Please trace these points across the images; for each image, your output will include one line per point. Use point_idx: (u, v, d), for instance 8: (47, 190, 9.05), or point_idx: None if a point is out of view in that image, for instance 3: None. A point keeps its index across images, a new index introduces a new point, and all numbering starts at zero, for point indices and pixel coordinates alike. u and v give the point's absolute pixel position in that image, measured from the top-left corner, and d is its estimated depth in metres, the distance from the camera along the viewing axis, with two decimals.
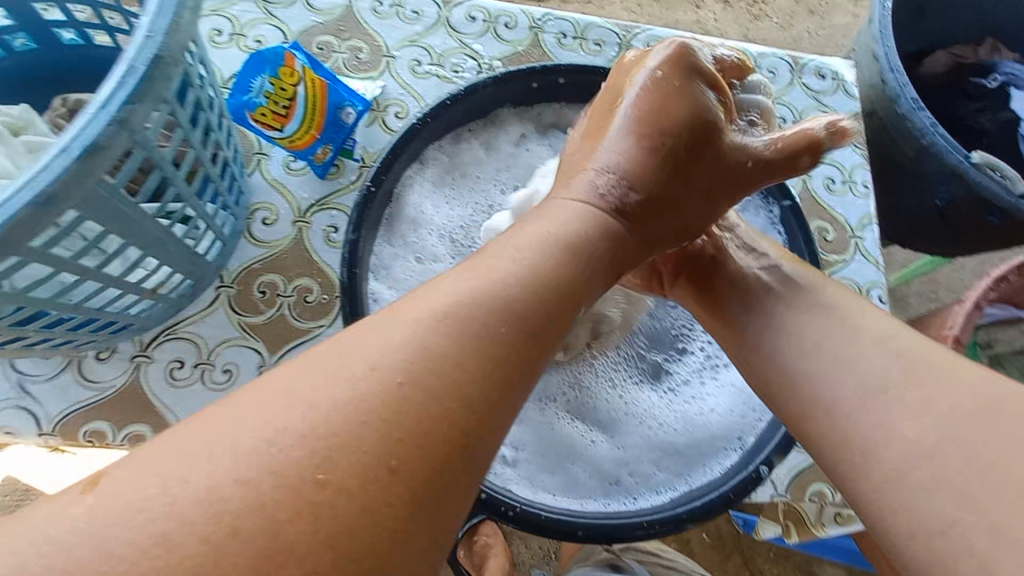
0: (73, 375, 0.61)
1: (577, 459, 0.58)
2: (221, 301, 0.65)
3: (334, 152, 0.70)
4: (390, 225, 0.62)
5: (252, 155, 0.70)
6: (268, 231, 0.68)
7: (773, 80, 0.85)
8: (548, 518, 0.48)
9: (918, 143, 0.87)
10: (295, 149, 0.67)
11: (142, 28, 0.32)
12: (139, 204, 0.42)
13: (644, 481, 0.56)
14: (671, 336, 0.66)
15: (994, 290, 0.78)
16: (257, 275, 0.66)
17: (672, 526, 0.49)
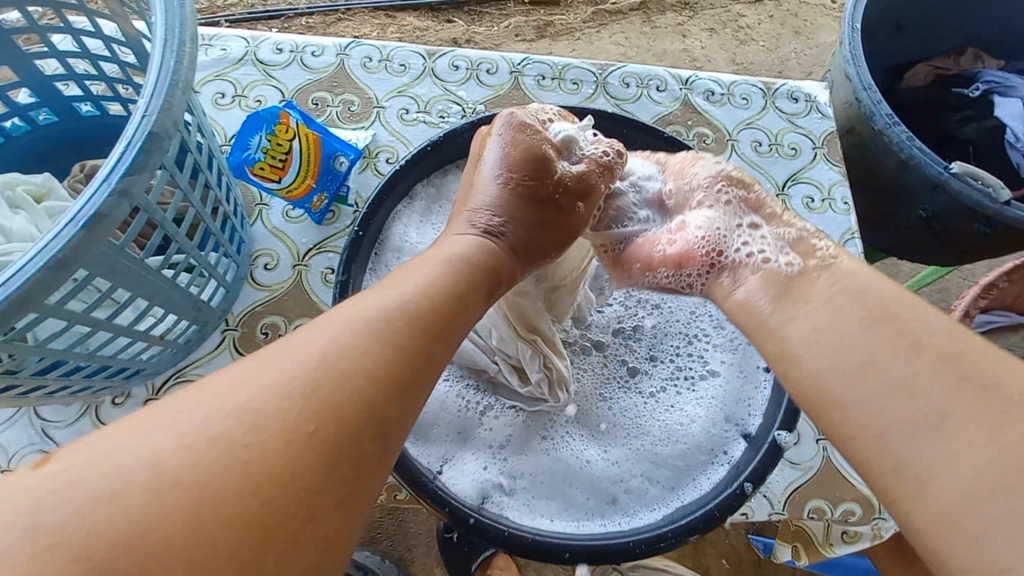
0: (91, 419, 0.65)
1: (574, 480, 0.55)
2: (226, 344, 0.69)
3: (329, 199, 0.75)
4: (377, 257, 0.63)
5: (254, 206, 0.75)
6: (270, 275, 0.72)
7: (747, 106, 0.88)
8: (537, 544, 0.49)
9: (897, 157, 0.89)
10: (293, 198, 0.72)
11: (139, 110, 0.37)
12: (145, 260, 0.46)
13: (640, 497, 0.55)
14: (655, 342, 0.63)
15: (984, 298, 0.78)
16: (260, 316, 0.71)
17: (662, 545, 0.50)
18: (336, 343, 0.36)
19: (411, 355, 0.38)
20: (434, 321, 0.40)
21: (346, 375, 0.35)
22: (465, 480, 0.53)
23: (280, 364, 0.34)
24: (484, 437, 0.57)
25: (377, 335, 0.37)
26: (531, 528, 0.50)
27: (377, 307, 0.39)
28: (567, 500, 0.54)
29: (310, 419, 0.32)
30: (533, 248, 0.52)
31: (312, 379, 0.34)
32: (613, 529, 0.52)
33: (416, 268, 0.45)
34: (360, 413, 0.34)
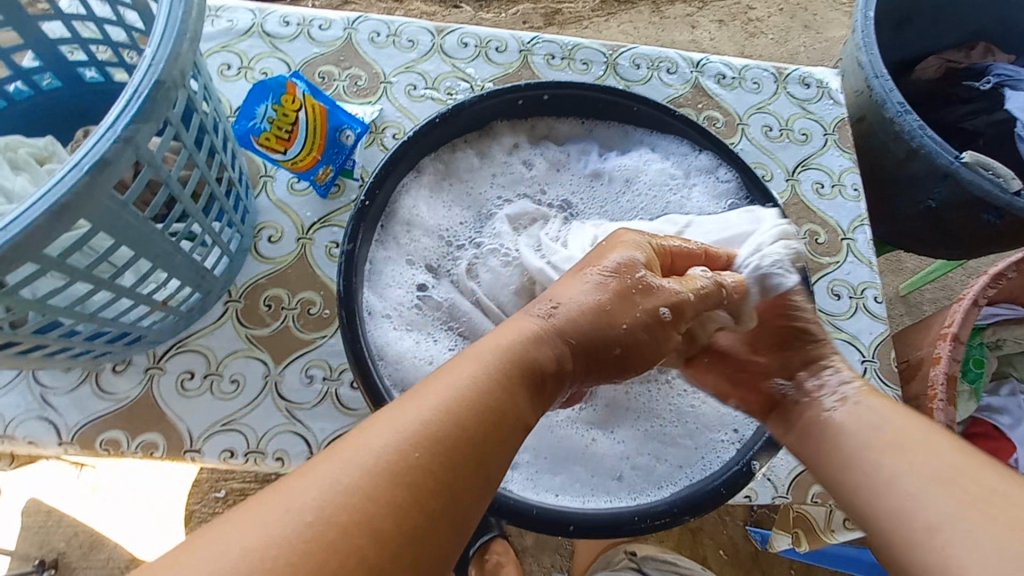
0: (91, 387, 0.64)
1: (580, 458, 0.55)
2: (228, 315, 0.68)
3: (334, 173, 0.74)
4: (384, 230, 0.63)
5: (259, 178, 0.75)
6: (274, 248, 0.72)
7: (758, 90, 0.87)
8: (542, 515, 0.48)
9: (907, 146, 0.88)
10: (298, 170, 0.71)
11: (146, 58, 0.37)
12: (149, 219, 0.45)
13: (646, 476, 0.54)
14: None
15: (993, 287, 0.77)
16: (263, 289, 0.70)
17: (667, 521, 0.49)
18: (399, 436, 0.33)
19: (456, 463, 0.34)
20: (481, 415, 0.36)
21: (403, 473, 0.32)
22: None
23: (348, 456, 0.32)
24: None
25: (429, 443, 0.34)
26: (537, 501, 0.50)
27: (452, 401, 0.36)
28: (572, 475, 0.54)
29: (362, 514, 0.30)
30: (597, 348, 0.44)
31: (368, 474, 0.32)
32: (619, 504, 0.51)
33: (469, 359, 0.39)
34: (419, 520, 0.31)
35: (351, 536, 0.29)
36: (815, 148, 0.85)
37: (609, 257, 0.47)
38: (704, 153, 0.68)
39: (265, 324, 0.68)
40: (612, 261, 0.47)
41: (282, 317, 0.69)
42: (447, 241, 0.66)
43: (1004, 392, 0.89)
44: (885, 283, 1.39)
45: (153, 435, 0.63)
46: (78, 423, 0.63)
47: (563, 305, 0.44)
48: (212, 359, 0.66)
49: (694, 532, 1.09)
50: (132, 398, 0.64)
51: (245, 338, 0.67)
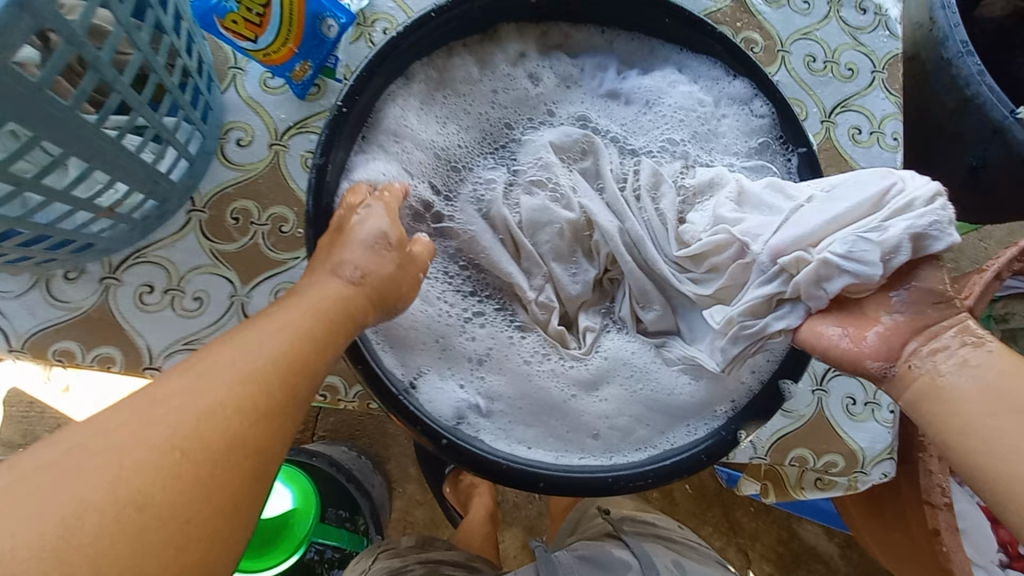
0: (42, 294, 0.59)
1: (557, 412, 0.52)
2: (191, 226, 0.62)
3: (313, 70, 0.64)
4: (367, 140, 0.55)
5: (228, 70, 0.65)
6: (243, 153, 0.64)
7: (807, 12, 0.76)
8: (512, 472, 0.46)
9: (961, 94, 0.79)
10: (272, 64, 0.61)
11: None
12: (74, 110, 0.38)
13: (624, 436, 0.52)
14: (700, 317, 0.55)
15: (1021, 261, 0.71)
16: (230, 199, 0.63)
17: (640, 484, 0.47)
18: (209, 403, 0.32)
19: (273, 411, 0.34)
20: (266, 378, 0.35)
21: (214, 443, 0.31)
22: (441, 397, 0.50)
23: (147, 428, 0.30)
24: (468, 351, 0.52)
25: (242, 406, 0.33)
26: (508, 456, 0.48)
27: (257, 366, 0.35)
28: (547, 429, 0.51)
29: (140, 493, 0.29)
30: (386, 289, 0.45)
31: (137, 455, 0.29)
32: (592, 464, 0.49)
33: (283, 324, 0.38)
34: (196, 496, 0.30)
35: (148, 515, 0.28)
36: (860, 87, 0.75)
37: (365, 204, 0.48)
38: (738, 80, 0.59)
39: (232, 239, 0.62)
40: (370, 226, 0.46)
41: (251, 233, 0.63)
42: (441, 158, 0.58)
43: None
44: None
45: (111, 349, 0.59)
46: (29, 331, 0.58)
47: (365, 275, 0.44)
48: (173, 273, 0.61)
49: None
50: (87, 309, 0.59)
51: (209, 253, 0.62)
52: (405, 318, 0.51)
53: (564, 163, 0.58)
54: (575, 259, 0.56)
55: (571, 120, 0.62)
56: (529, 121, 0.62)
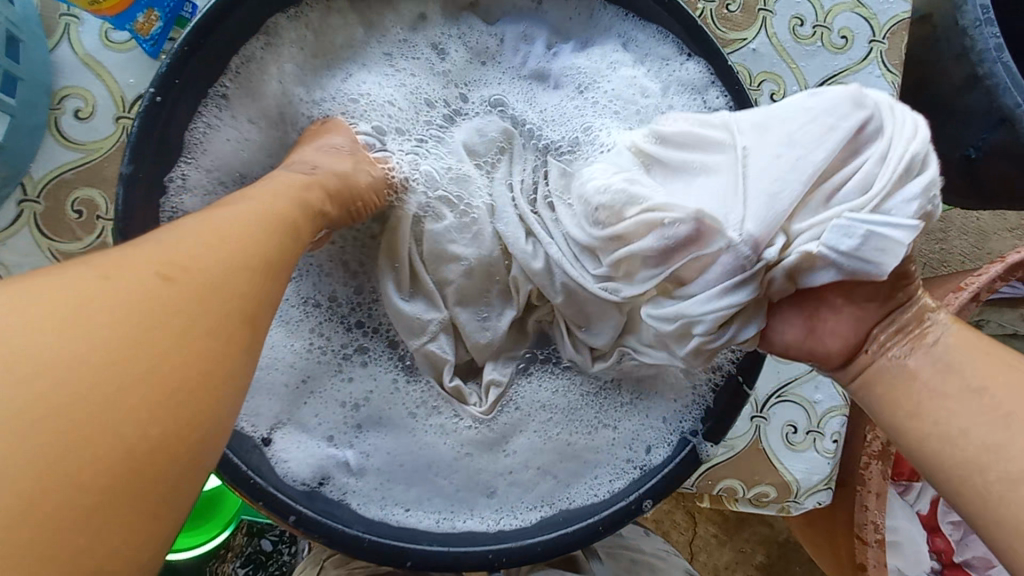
0: None
1: (445, 467, 0.45)
2: (24, 221, 0.51)
3: (165, 22, 0.51)
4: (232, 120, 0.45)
5: (58, 19, 0.52)
6: (83, 128, 0.52)
7: None
8: (371, 549, 0.39)
9: (971, 71, 0.66)
10: (109, 16, 0.47)
11: None
12: None
13: (525, 492, 0.44)
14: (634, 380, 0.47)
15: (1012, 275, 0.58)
16: (70, 187, 0.52)
17: (529, 559, 0.40)
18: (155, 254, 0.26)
19: (232, 280, 0.27)
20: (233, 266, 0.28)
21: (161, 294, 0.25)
22: (299, 455, 0.42)
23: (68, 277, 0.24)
24: (335, 393, 0.46)
25: (210, 258, 0.27)
26: (373, 526, 0.40)
27: (213, 228, 0.29)
28: (431, 487, 0.44)
29: (74, 370, 0.22)
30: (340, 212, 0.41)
31: (61, 318, 0.23)
32: (477, 531, 0.42)
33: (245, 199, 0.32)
34: (165, 374, 0.24)
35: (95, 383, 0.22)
36: (853, 61, 0.62)
37: (331, 137, 0.44)
38: (700, 63, 0.46)
39: (76, 238, 0.52)
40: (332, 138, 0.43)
41: (98, 230, 0.52)
42: None
43: None
44: None
45: None
46: None
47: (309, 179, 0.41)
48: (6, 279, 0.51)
49: None
50: None
51: (48, 254, 0.51)
52: (259, 359, 0.45)
53: (480, 171, 0.47)
54: (488, 301, 0.46)
55: (485, 106, 0.50)
56: (449, 112, 0.49)
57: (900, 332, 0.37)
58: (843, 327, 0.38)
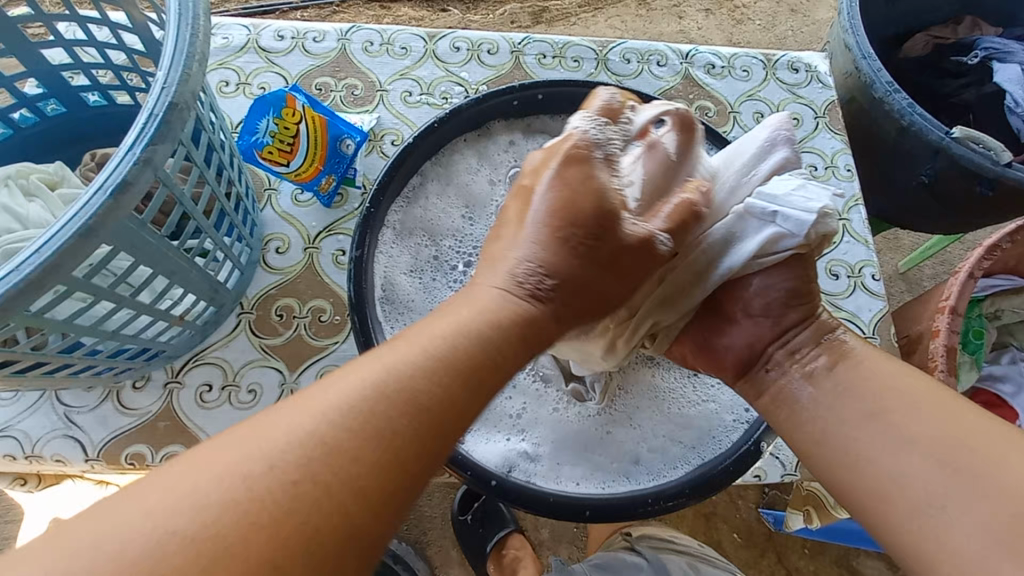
0: (113, 404, 0.66)
1: (595, 448, 0.58)
2: (241, 327, 0.70)
3: (337, 182, 0.75)
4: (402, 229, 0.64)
5: (263, 191, 0.76)
6: (282, 259, 0.73)
7: (747, 78, 0.89)
8: (560, 503, 0.52)
9: (898, 124, 0.88)
10: (302, 182, 0.72)
11: (158, 82, 0.39)
12: (165, 237, 0.47)
13: (661, 455, 0.57)
14: None
15: (988, 259, 0.78)
16: (274, 299, 0.71)
17: (679, 500, 0.53)
18: (349, 396, 0.34)
19: (404, 448, 0.33)
20: (407, 411, 0.34)
21: (365, 426, 0.33)
22: (488, 450, 0.56)
23: (305, 411, 0.33)
24: (504, 409, 0.59)
25: (410, 400, 0.35)
26: (558, 492, 0.53)
27: (405, 361, 0.36)
28: (592, 465, 0.56)
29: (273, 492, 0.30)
30: None
31: (273, 454, 0.31)
32: (636, 489, 0.54)
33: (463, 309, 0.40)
34: (344, 507, 0.31)
35: (320, 496, 0.31)
36: (807, 132, 0.86)
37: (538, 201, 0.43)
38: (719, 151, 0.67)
39: (277, 333, 0.70)
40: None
41: (294, 325, 0.71)
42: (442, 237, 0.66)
43: (1006, 361, 0.90)
44: (884, 262, 1.36)
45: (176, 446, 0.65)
46: (103, 439, 0.64)
47: (558, 282, 0.43)
48: (229, 371, 0.68)
49: (707, 516, 1.11)
50: (154, 413, 0.66)
51: (258, 348, 0.69)
52: None
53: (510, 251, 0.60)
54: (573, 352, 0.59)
55: None
56: None
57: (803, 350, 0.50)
58: (747, 333, 0.53)
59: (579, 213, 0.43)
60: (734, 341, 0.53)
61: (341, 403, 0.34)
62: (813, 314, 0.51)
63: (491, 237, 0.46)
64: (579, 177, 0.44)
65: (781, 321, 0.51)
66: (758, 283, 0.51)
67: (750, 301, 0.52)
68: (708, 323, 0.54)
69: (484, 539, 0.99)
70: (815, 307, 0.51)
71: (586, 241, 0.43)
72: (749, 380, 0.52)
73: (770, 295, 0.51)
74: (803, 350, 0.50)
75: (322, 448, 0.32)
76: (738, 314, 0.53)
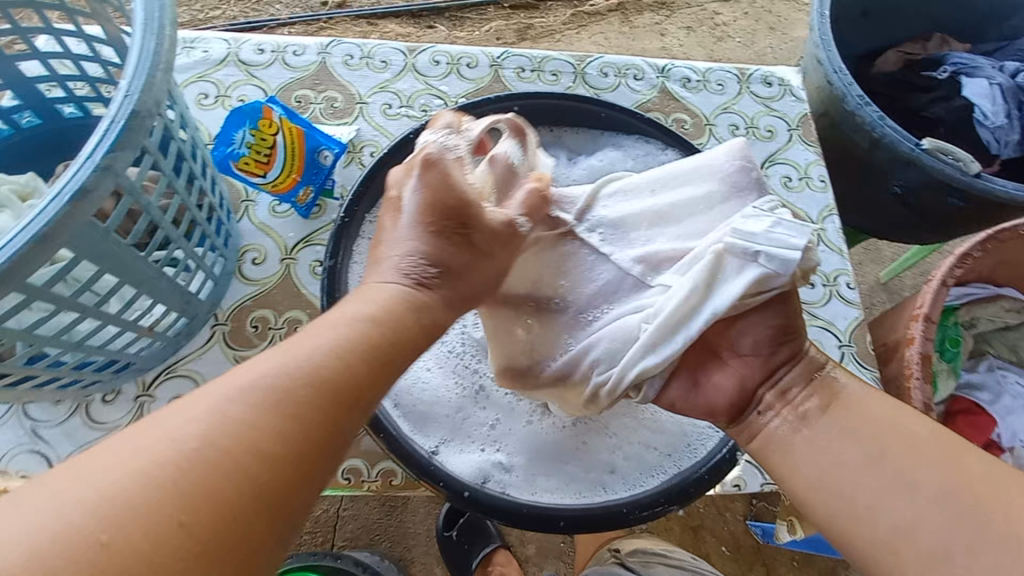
0: (81, 418, 0.64)
1: (570, 459, 0.57)
2: (215, 338, 0.69)
3: (315, 193, 0.75)
4: None
5: (240, 203, 0.76)
6: (258, 270, 0.73)
7: (722, 91, 0.90)
8: (533, 515, 0.52)
9: (870, 137, 0.90)
10: (279, 193, 0.71)
11: (121, 90, 0.39)
12: (132, 246, 0.46)
13: (636, 465, 0.56)
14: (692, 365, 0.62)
15: (959, 267, 0.79)
16: (249, 310, 0.71)
17: (655, 509, 0.52)
18: (251, 397, 0.34)
19: (296, 457, 0.34)
20: (294, 421, 0.34)
21: (260, 425, 0.33)
22: (461, 461, 0.55)
23: (203, 406, 0.33)
24: (478, 420, 0.59)
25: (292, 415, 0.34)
26: (533, 503, 0.52)
27: (302, 351, 0.37)
28: (566, 476, 0.56)
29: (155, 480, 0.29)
30: (469, 295, 0.48)
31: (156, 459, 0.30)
32: (611, 499, 0.53)
33: (369, 292, 0.44)
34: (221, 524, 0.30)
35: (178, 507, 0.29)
36: (781, 144, 0.87)
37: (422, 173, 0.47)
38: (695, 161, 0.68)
39: (252, 344, 0.69)
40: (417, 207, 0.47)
41: (270, 337, 0.70)
42: None
43: (982, 368, 0.91)
44: (865, 272, 1.38)
45: None
46: (69, 455, 0.63)
47: (441, 268, 0.46)
48: (201, 384, 0.67)
49: (694, 529, 1.10)
50: (123, 427, 0.64)
51: (232, 361, 0.68)
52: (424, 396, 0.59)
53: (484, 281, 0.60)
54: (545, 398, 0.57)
55: None
56: None
57: (798, 378, 0.49)
58: (737, 375, 0.51)
59: (442, 206, 0.47)
60: (722, 385, 0.51)
61: (209, 418, 0.32)
62: (801, 351, 0.50)
63: (373, 245, 0.48)
64: (438, 178, 0.47)
65: (770, 358, 0.50)
66: (747, 325, 0.50)
67: (738, 338, 0.51)
68: (697, 370, 0.52)
69: (468, 555, 0.97)
70: (803, 343, 0.51)
71: (458, 231, 0.47)
72: (742, 424, 0.51)
73: (757, 334, 0.50)
74: (795, 389, 0.49)
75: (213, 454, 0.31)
76: (727, 353, 0.52)
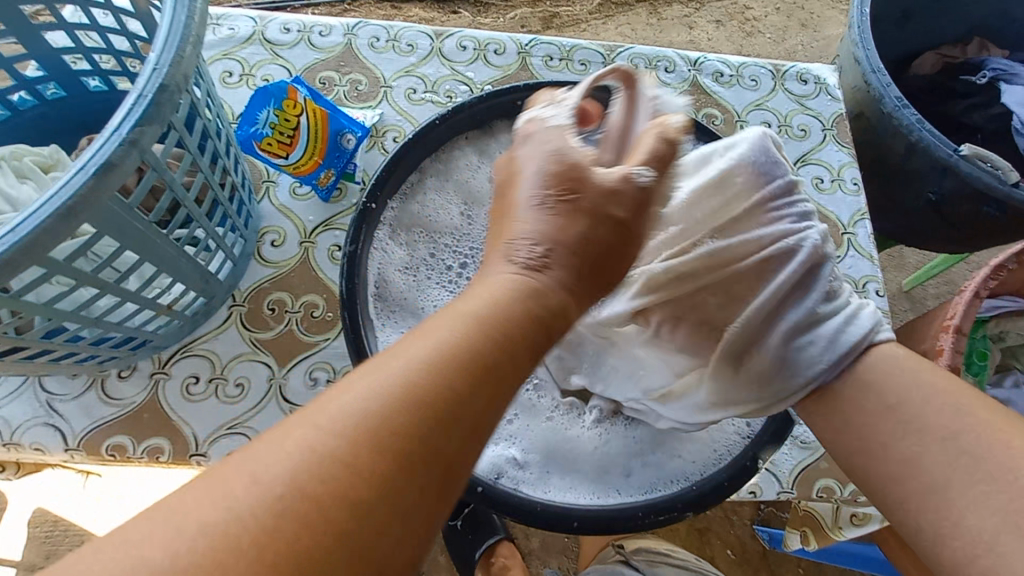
0: (97, 393, 0.64)
1: (585, 459, 0.56)
2: (232, 319, 0.68)
3: (336, 177, 0.74)
4: (397, 226, 0.63)
5: (261, 183, 0.75)
6: (277, 252, 0.72)
7: (755, 87, 0.88)
8: (547, 514, 0.50)
9: (907, 140, 0.87)
10: (300, 175, 0.70)
11: (151, 63, 0.38)
12: (154, 223, 0.46)
13: (654, 469, 0.55)
14: None
15: (994, 279, 0.77)
16: (267, 292, 0.70)
17: (673, 515, 0.51)
18: (361, 403, 0.30)
19: (426, 456, 0.30)
20: (422, 432, 0.30)
21: (387, 444, 0.29)
22: None
23: (303, 425, 0.29)
24: None
25: (407, 413, 0.30)
26: (547, 502, 0.51)
27: (410, 355, 0.33)
28: (581, 476, 0.55)
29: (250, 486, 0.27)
30: (597, 272, 0.43)
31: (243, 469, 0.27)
32: (627, 501, 0.52)
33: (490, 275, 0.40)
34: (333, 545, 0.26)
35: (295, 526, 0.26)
36: (814, 144, 0.84)
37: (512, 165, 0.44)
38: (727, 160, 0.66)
39: (269, 327, 0.69)
40: (530, 177, 0.43)
41: (286, 320, 0.69)
42: (434, 237, 0.65)
43: (1008, 384, 0.89)
44: (887, 279, 1.35)
45: (160, 440, 0.63)
46: (84, 429, 0.63)
47: (550, 246, 0.41)
48: (216, 364, 0.66)
49: (700, 531, 1.09)
50: (138, 404, 0.64)
51: (248, 342, 0.68)
52: None
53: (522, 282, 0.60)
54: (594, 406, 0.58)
55: None
56: None
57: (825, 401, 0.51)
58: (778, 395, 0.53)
59: (564, 188, 0.42)
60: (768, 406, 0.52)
61: (317, 426, 0.29)
62: None
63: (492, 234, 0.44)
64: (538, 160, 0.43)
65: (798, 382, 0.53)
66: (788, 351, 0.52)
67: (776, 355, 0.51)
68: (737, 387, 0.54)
69: (472, 545, 0.97)
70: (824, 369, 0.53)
71: (563, 200, 0.42)
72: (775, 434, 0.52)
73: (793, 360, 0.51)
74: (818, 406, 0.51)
75: (292, 470, 0.27)
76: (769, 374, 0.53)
